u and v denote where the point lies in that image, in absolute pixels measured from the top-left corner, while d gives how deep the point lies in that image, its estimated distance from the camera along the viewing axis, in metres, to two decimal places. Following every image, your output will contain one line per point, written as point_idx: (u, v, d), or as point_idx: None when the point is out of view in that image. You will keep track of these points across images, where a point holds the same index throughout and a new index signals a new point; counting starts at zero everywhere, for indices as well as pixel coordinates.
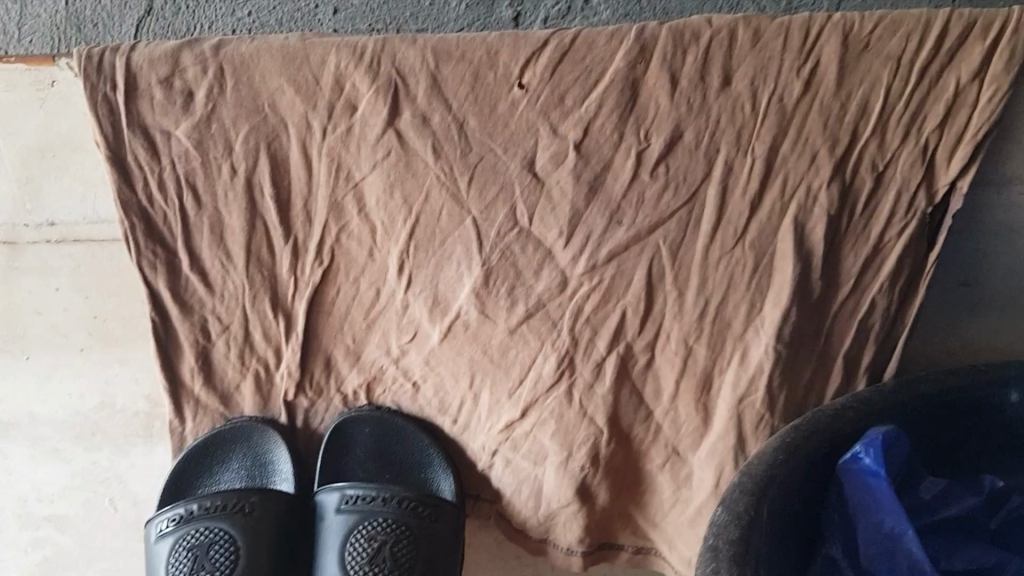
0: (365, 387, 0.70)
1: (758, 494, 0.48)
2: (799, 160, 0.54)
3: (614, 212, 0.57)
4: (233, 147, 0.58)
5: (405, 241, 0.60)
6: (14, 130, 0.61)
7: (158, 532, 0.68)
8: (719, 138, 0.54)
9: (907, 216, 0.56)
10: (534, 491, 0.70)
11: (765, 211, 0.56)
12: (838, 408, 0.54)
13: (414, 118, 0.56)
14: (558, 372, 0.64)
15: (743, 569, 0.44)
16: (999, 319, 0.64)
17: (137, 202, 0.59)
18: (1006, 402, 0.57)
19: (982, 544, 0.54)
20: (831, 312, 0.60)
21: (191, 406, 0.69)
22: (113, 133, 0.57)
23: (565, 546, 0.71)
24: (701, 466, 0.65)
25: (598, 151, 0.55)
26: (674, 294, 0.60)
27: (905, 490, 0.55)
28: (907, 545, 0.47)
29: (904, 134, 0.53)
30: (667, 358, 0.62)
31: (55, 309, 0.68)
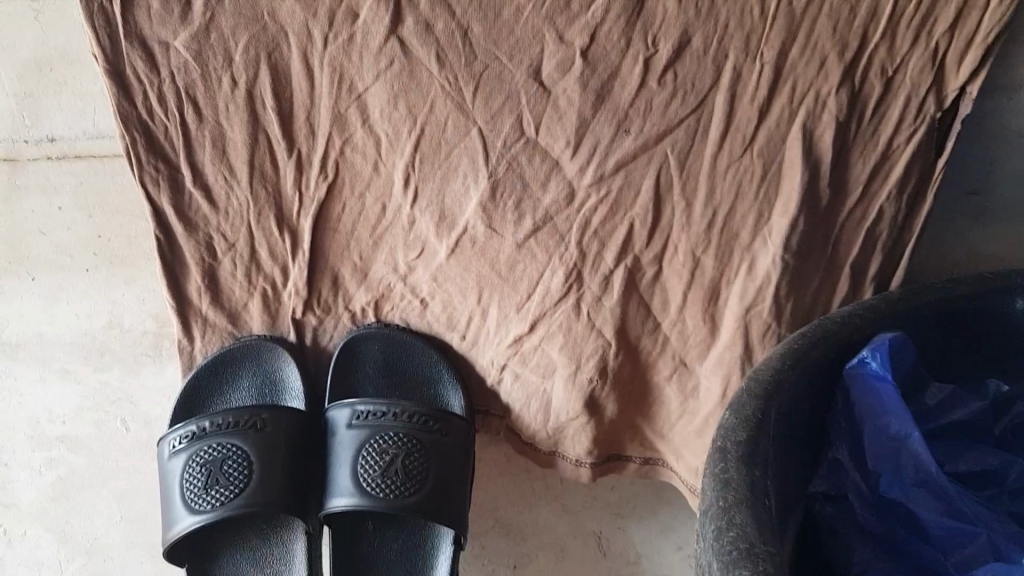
0: (373, 305, 0.70)
1: (768, 396, 0.48)
2: (808, 65, 0.53)
3: (621, 121, 0.57)
4: (233, 58, 0.56)
5: (411, 154, 0.60)
6: (10, 44, 0.60)
7: (170, 450, 0.69)
8: (728, 43, 0.53)
9: (916, 122, 0.55)
10: (542, 404, 0.71)
11: (774, 118, 0.56)
12: (847, 316, 0.54)
13: (417, 25, 0.55)
14: (566, 286, 0.64)
15: (750, 467, 0.43)
16: (1006, 226, 0.64)
17: (137, 117, 0.59)
18: (1011, 309, 0.57)
19: (984, 447, 0.54)
20: (839, 221, 0.60)
21: (200, 325, 0.70)
22: (111, 44, 0.55)
23: (573, 457, 0.72)
24: (708, 377, 0.66)
25: (605, 58, 0.55)
26: (681, 205, 0.60)
27: (912, 396, 0.55)
28: (912, 446, 0.48)
29: (913, 39, 0.52)
30: (675, 270, 0.63)
31: (59, 228, 0.68)
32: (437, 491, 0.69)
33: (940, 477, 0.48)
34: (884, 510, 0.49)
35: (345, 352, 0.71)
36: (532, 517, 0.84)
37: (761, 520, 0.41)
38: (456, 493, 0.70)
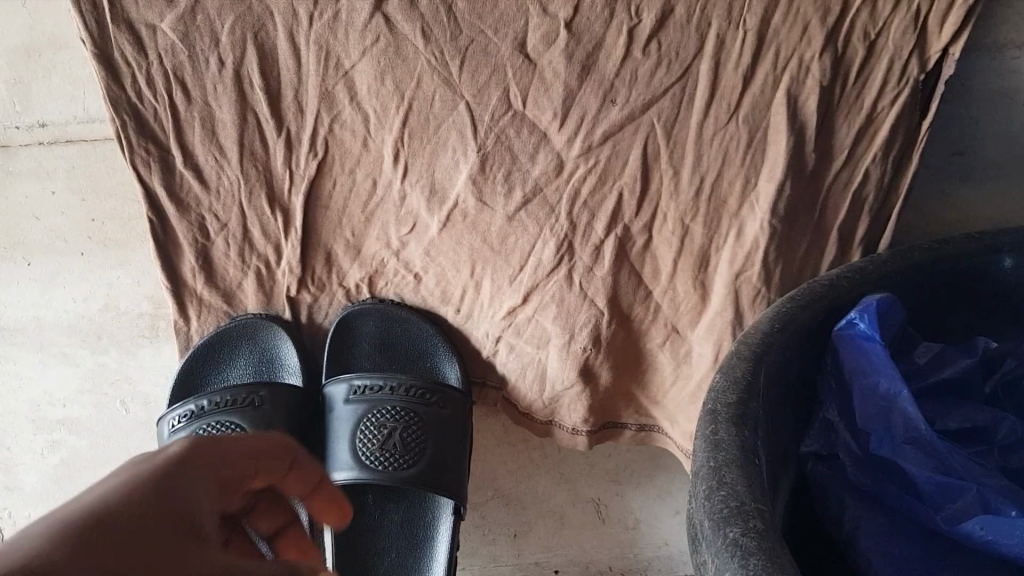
0: (367, 281, 0.71)
1: (758, 360, 0.49)
2: (791, 30, 0.54)
3: (607, 91, 0.57)
4: (219, 38, 0.57)
5: (400, 129, 0.61)
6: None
7: (170, 429, 0.71)
8: (711, 11, 0.53)
9: (899, 84, 0.56)
10: (538, 374, 0.72)
11: (759, 84, 0.56)
12: (834, 278, 0.55)
13: (401, 1, 0.55)
14: (557, 257, 0.65)
15: (741, 428, 0.44)
16: (991, 185, 0.65)
17: (127, 100, 0.59)
18: (1000, 268, 0.58)
19: (974, 403, 0.55)
20: (825, 185, 0.60)
21: (195, 306, 0.70)
22: (98, 28, 0.56)
23: (570, 425, 0.73)
24: (700, 343, 0.67)
25: (589, 29, 0.55)
26: (669, 172, 0.60)
27: (901, 356, 0.56)
28: (902, 404, 0.49)
29: (896, 1, 0.52)
30: (665, 238, 0.63)
31: (53, 213, 0.69)
32: (435, 465, 0.70)
33: (929, 434, 0.47)
34: (873, 468, 0.49)
35: (339, 329, 0.72)
36: (532, 485, 0.85)
37: (752, 479, 0.42)
38: (454, 466, 0.71)
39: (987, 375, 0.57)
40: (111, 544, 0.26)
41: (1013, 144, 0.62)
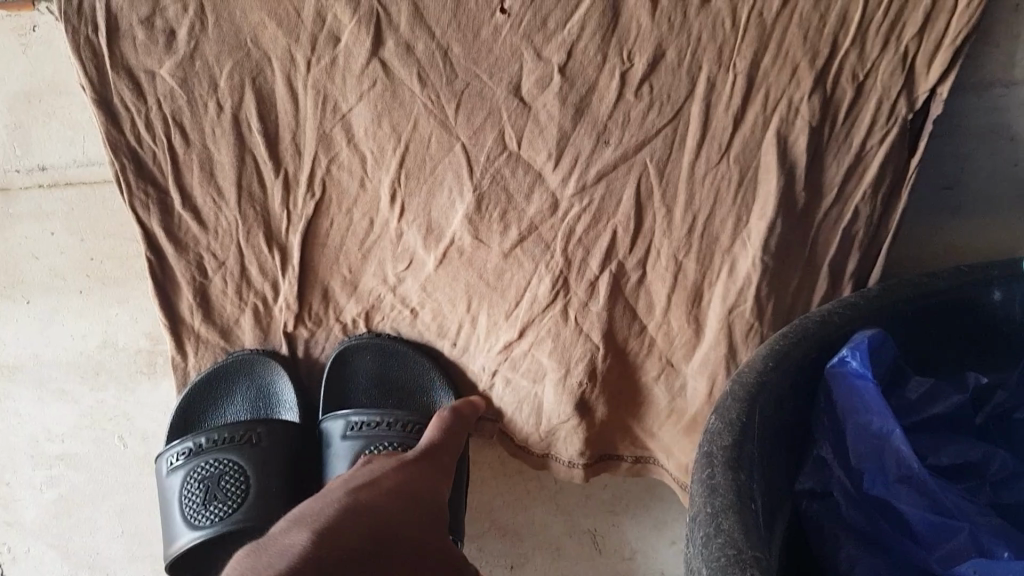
0: (364, 316, 0.71)
1: (752, 401, 0.50)
2: (780, 73, 0.55)
3: (601, 133, 0.58)
4: (218, 83, 0.58)
5: (396, 170, 0.62)
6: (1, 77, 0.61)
7: (169, 466, 0.71)
8: (701, 55, 0.54)
9: (888, 123, 0.56)
10: (534, 408, 0.72)
11: (748, 125, 0.57)
12: (826, 315, 0.55)
13: (397, 47, 0.56)
14: (553, 293, 0.66)
15: (737, 473, 0.45)
16: (987, 226, 0.64)
17: (126, 144, 0.60)
18: (990, 302, 0.59)
19: (968, 440, 0.56)
20: (815, 223, 0.61)
21: (192, 342, 0.71)
22: (98, 75, 0.57)
23: (566, 458, 0.74)
24: (694, 376, 0.68)
25: (582, 73, 0.56)
26: (662, 211, 0.61)
27: (893, 391, 0.56)
28: (895, 443, 0.50)
29: (883, 43, 0.53)
30: (659, 274, 0.64)
31: (52, 253, 0.69)
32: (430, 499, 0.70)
33: (923, 475, 0.49)
34: (868, 507, 0.50)
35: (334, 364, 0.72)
36: (529, 515, 0.86)
37: (748, 525, 0.42)
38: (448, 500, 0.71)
39: (978, 408, 0.58)
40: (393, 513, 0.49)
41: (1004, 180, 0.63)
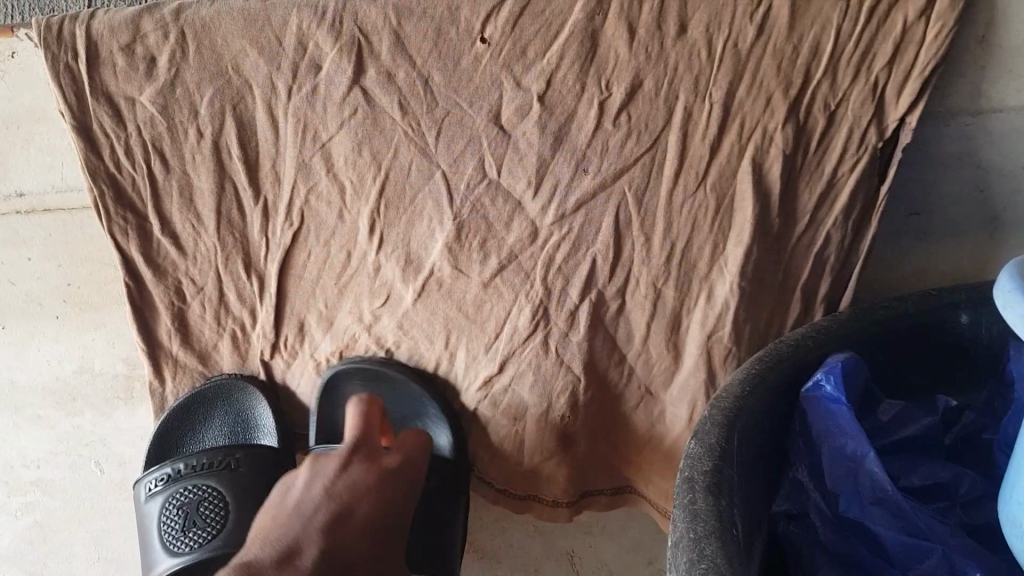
0: (338, 354, 0.71)
1: (731, 425, 0.50)
2: (754, 102, 0.56)
3: (579, 160, 0.59)
4: (199, 111, 0.58)
5: (376, 200, 0.62)
6: None
7: (148, 492, 0.71)
8: (677, 85, 0.55)
9: (859, 151, 0.57)
10: (515, 448, 0.73)
11: (724, 154, 0.58)
12: (799, 338, 0.57)
13: (379, 75, 0.57)
14: (533, 323, 0.66)
15: (718, 497, 0.46)
16: (956, 251, 0.66)
17: (106, 170, 0.60)
18: (957, 323, 0.60)
19: (937, 459, 0.57)
20: (789, 248, 0.62)
21: (171, 366, 0.71)
22: (78, 102, 0.57)
23: (550, 498, 0.75)
24: (671, 398, 0.69)
25: (561, 102, 0.57)
26: (640, 238, 0.62)
27: (865, 412, 0.58)
28: (869, 466, 0.50)
29: (854, 73, 0.54)
30: (637, 301, 0.65)
31: (28, 278, 0.69)
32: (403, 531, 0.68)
33: (895, 496, 0.49)
34: (844, 529, 0.52)
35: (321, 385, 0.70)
36: (507, 540, 0.86)
37: (731, 550, 0.43)
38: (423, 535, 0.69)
39: (947, 429, 0.60)
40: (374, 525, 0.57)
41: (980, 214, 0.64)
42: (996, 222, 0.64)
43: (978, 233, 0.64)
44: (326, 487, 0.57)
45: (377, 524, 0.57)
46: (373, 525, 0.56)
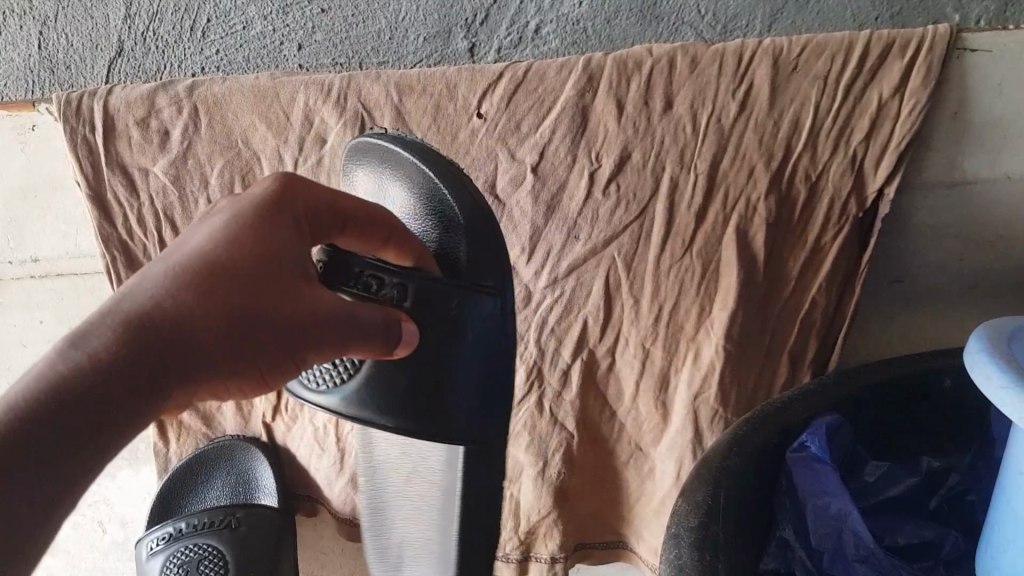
0: (332, 422, 0.71)
1: (716, 483, 0.52)
2: (737, 174, 0.58)
3: (571, 228, 0.62)
4: (209, 181, 0.64)
5: None
6: (4, 174, 0.70)
7: (151, 551, 0.77)
8: (664, 157, 0.58)
9: (840, 221, 0.58)
10: (511, 511, 0.73)
11: (710, 222, 0.60)
12: (786, 401, 0.59)
13: None
14: (527, 384, 0.69)
15: (703, 551, 0.48)
16: (938, 320, 0.67)
17: (118, 239, 0.67)
18: (942, 387, 0.61)
19: (921, 521, 0.58)
20: (775, 312, 0.62)
21: (175, 429, 0.76)
22: (93, 172, 0.64)
23: (547, 555, 0.74)
24: (662, 460, 0.69)
25: (553, 173, 0.60)
26: (630, 302, 0.64)
27: (852, 473, 0.59)
28: (852, 524, 0.51)
29: (833, 146, 0.56)
30: (627, 361, 0.66)
31: (38, 339, 0.79)
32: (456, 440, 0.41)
33: (877, 553, 0.51)
34: None
35: None
36: None
37: None
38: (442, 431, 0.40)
39: (933, 491, 0.60)
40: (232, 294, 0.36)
41: (961, 283, 0.65)
42: (976, 290, 0.65)
43: (960, 301, 0.66)
44: (195, 247, 0.38)
45: (244, 294, 0.36)
46: (251, 247, 0.38)
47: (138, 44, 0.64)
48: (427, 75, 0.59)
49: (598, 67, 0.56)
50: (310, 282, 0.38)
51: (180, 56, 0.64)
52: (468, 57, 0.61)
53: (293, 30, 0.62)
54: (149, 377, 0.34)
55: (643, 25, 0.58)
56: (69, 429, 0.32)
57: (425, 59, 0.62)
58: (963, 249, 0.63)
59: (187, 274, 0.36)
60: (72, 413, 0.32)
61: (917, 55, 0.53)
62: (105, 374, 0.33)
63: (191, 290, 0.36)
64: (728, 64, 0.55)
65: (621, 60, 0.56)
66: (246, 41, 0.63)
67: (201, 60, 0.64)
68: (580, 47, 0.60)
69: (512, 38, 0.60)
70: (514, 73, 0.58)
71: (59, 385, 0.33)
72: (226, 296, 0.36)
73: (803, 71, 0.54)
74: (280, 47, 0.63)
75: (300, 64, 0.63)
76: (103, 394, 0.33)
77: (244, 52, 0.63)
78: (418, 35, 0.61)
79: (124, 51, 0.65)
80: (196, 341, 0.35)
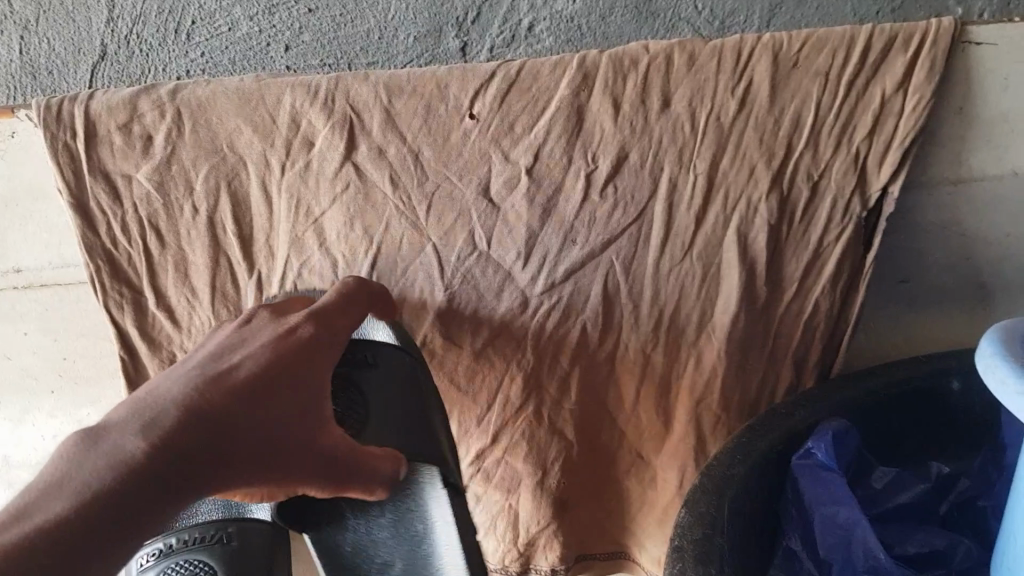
0: None
1: (720, 495, 0.50)
2: (738, 173, 0.56)
3: (568, 232, 0.60)
4: (194, 187, 0.63)
5: (367, 273, 0.64)
6: None
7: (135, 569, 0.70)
8: (662, 156, 0.57)
9: (844, 220, 0.57)
10: (509, 523, 0.71)
11: (710, 224, 0.58)
12: (790, 408, 0.57)
13: (370, 151, 0.60)
14: (524, 393, 0.67)
15: (707, 565, 0.46)
16: (945, 322, 0.65)
17: (102, 247, 0.65)
18: (950, 390, 0.59)
19: (932, 529, 0.56)
20: (778, 316, 0.61)
21: None
22: (75, 179, 0.62)
23: (546, 566, 0.73)
24: (664, 468, 0.67)
25: (549, 175, 0.59)
26: (629, 306, 0.62)
27: (857, 481, 0.57)
28: (862, 535, 0.50)
29: (836, 144, 0.55)
30: (627, 368, 0.65)
31: (22, 353, 0.78)
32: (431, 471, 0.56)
33: (888, 565, 0.49)
34: None
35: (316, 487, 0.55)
36: None
37: None
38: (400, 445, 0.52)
39: (943, 497, 0.59)
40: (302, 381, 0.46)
41: (968, 284, 0.63)
42: (983, 291, 0.63)
43: (967, 302, 0.64)
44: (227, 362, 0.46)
45: (303, 384, 0.46)
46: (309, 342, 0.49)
47: (121, 48, 0.63)
48: (417, 75, 0.57)
49: (593, 65, 0.55)
50: (316, 427, 0.45)
51: (164, 60, 0.62)
52: (460, 57, 0.60)
53: (280, 31, 0.60)
54: (193, 477, 0.38)
55: (639, 22, 0.57)
56: (150, 496, 0.36)
57: (416, 60, 0.60)
58: (970, 248, 0.61)
59: (247, 380, 0.44)
60: (172, 474, 0.37)
61: (920, 49, 0.51)
62: (188, 451, 0.38)
63: (286, 367, 0.46)
64: (726, 61, 0.53)
65: (617, 58, 0.54)
66: (232, 43, 0.61)
67: (186, 64, 0.63)
68: (574, 46, 0.58)
69: (505, 37, 0.59)
70: (507, 72, 0.56)
71: (151, 464, 0.37)
72: (272, 412, 0.43)
73: (804, 67, 0.53)
74: (266, 49, 0.61)
75: (287, 66, 0.62)
76: (173, 481, 0.37)
77: (230, 54, 0.62)
78: (408, 34, 0.59)
79: (108, 54, 0.63)
80: (229, 454, 0.40)
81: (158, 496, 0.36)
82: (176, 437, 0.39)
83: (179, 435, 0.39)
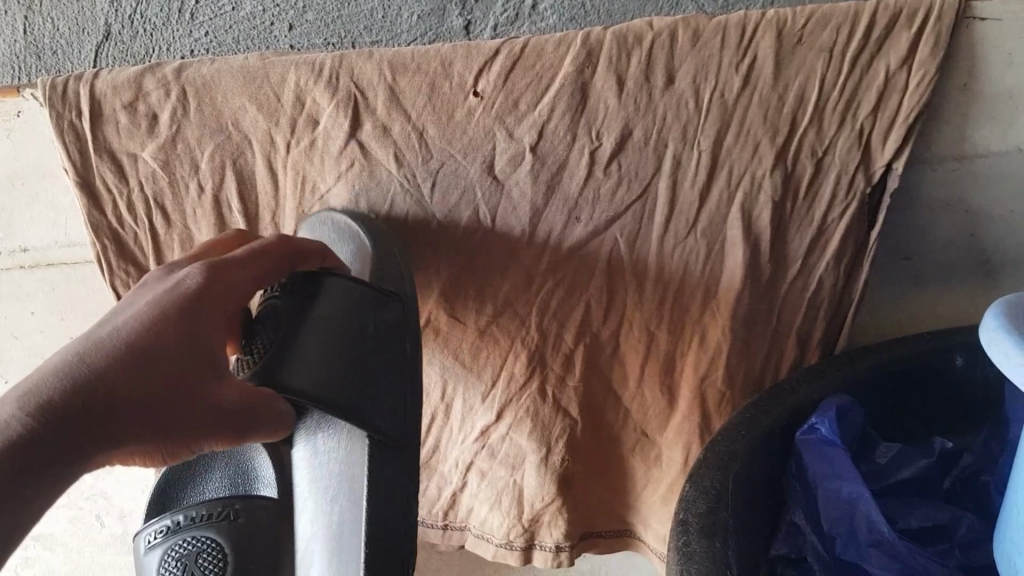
0: None
1: (725, 468, 0.50)
2: (742, 150, 0.56)
3: (572, 209, 0.61)
4: (199, 165, 0.63)
5: None
6: None
7: None
8: (666, 134, 0.57)
9: (848, 197, 0.57)
10: (515, 499, 0.71)
11: (714, 200, 0.58)
12: (795, 384, 0.57)
13: (375, 129, 0.60)
14: (529, 370, 0.67)
15: (712, 538, 0.46)
16: (948, 299, 0.66)
17: (109, 226, 0.66)
18: (953, 366, 0.59)
19: (936, 504, 0.56)
20: (781, 292, 0.61)
21: None
22: (81, 159, 0.63)
23: (551, 543, 0.72)
24: (668, 445, 0.68)
25: (553, 152, 0.59)
26: (634, 283, 0.63)
27: (861, 457, 0.58)
28: (865, 508, 0.50)
29: (840, 120, 0.55)
30: (631, 345, 0.65)
31: (29, 331, 0.78)
32: (355, 425, 0.54)
33: (892, 539, 0.49)
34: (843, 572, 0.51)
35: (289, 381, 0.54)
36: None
37: None
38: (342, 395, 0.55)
39: (946, 472, 0.59)
40: (196, 335, 0.46)
41: (971, 261, 0.63)
42: (986, 267, 0.63)
43: (969, 278, 0.64)
44: (122, 319, 0.46)
45: (199, 337, 0.46)
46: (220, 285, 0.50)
47: (125, 27, 0.63)
48: (421, 54, 0.57)
49: (597, 42, 0.55)
50: (211, 382, 0.45)
51: (169, 39, 0.62)
52: (464, 35, 0.60)
53: (283, 10, 0.60)
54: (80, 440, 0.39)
55: None
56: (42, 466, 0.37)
57: (421, 37, 0.60)
58: (973, 224, 0.61)
59: (137, 341, 0.44)
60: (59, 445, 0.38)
61: (925, 24, 0.51)
62: (75, 420, 0.39)
63: (178, 320, 0.46)
64: (731, 37, 0.53)
65: (621, 35, 0.54)
66: (236, 22, 0.61)
67: (190, 43, 0.63)
68: (578, 23, 0.58)
69: (510, 14, 0.58)
70: (511, 49, 0.56)
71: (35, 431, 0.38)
72: (156, 373, 0.43)
73: (808, 43, 0.53)
74: (270, 28, 0.61)
75: (290, 45, 0.62)
76: (61, 444, 0.38)
77: (234, 33, 0.62)
78: (412, 13, 0.59)
79: (112, 34, 0.63)
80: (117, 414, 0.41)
81: (42, 476, 0.37)
82: (61, 409, 0.39)
83: (65, 400, 0.39)
